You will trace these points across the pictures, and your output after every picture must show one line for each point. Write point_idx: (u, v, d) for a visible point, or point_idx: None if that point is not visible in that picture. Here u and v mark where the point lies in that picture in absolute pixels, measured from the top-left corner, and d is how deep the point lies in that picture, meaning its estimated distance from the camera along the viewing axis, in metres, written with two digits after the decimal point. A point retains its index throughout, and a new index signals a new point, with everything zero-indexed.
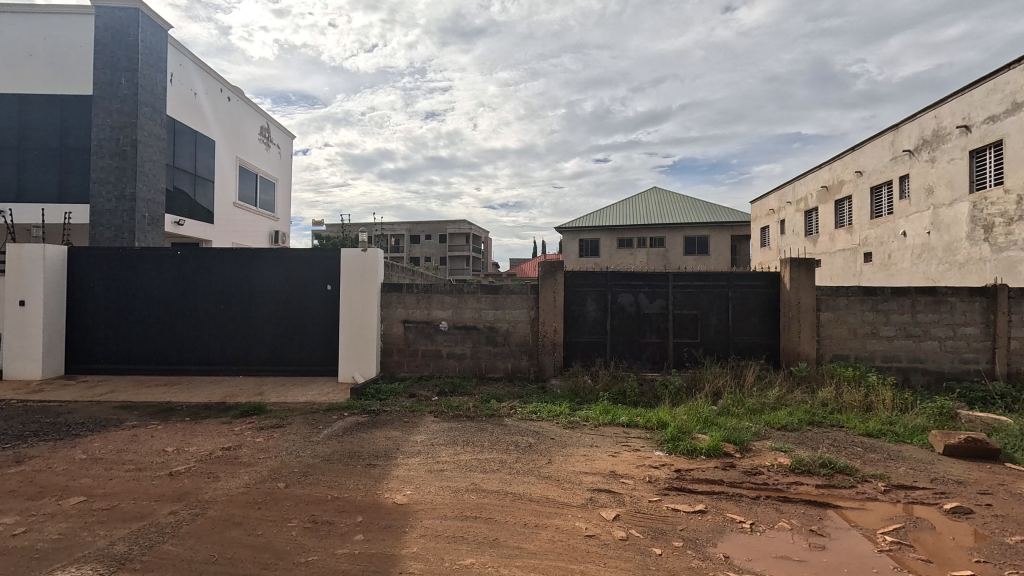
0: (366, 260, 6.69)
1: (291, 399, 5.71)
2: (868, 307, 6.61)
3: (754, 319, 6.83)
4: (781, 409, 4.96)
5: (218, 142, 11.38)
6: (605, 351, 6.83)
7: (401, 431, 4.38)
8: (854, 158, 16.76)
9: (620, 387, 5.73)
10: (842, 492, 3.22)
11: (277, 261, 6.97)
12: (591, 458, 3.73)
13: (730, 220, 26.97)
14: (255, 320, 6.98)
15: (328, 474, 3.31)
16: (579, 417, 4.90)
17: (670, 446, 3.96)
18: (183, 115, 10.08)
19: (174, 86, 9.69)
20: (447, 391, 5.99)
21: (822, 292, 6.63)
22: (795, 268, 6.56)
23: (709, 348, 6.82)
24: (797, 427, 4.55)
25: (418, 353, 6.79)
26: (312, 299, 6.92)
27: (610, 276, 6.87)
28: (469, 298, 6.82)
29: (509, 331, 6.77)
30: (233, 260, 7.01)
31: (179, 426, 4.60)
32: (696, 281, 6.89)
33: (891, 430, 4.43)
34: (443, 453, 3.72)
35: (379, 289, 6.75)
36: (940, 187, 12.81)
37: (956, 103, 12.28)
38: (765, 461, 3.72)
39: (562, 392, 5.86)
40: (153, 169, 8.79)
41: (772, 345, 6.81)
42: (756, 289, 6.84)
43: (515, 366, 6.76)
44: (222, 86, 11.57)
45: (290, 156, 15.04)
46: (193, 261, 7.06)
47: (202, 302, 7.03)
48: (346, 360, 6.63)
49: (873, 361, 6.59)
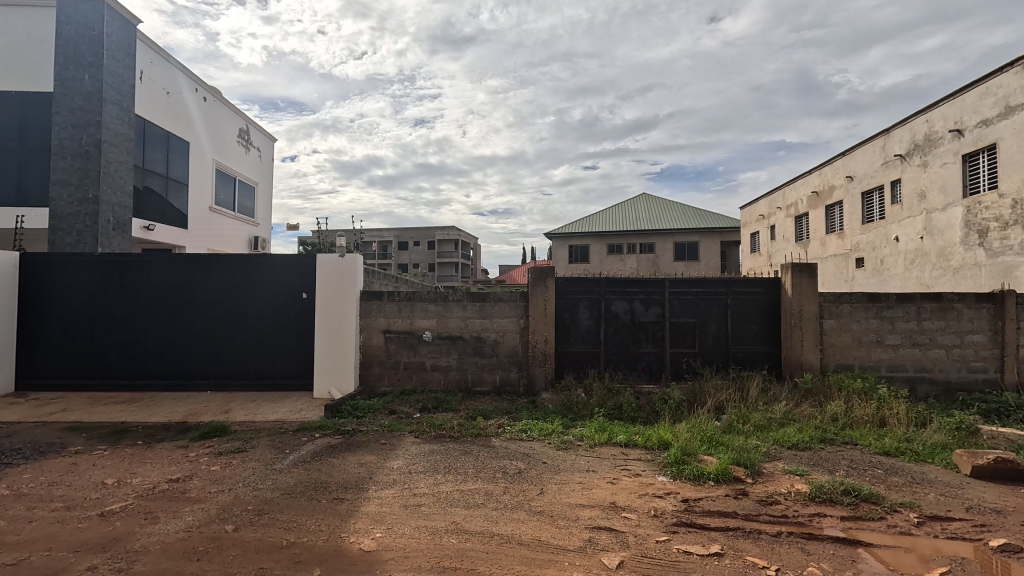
0: (343, 266, 6.26)
1: (259, 418, 5.25)
2: (872, 314, 6.31)
3: (755, 327, 6.51)
4: (789, 425, 4.60)
5: (193, 144, 10.88)
6: (599, 362, 6.45)
7: (378, 455, 3.93)
8: (844, 163, 16.66)
9: (616, 401, 5.35)
10: (871, 526, 2.85)
11: (248, 268, 6.52)
12: (588, 487, 3.32)
13: (719, 226, 26.93)
14: (225, 331, 6.51)
15: (288, 512, 2.86)
16: (573, 436, 4.51)
17: (674, 471, 3.58)
18: (154, 115, 9.56)
19: (144, 84, 9.18)
20: (431, 406, 5.57)
21: (825, 299, 6.33)
22: (796, 273, 6.25)
23: (707, 358, 6.48)
24: (809, 446, 4.19)
25: (399, 366, 6.35)
26: (285, 308, 6.47)
27: (604, 282, 6.51)
28: (454, 307, 6.41)
29: (498, 342, 6.36)
30: (201, 267, 6.55)
31: (128, 451, 4.12)
32: (694, 288, 6.55)
33: (909, 449, 4.11)
34: (421, 483, 3.29)
35: (358, 296, 6.32)
36: (932, 192, 12.69)
37: (948, 107, 12.18)
38: (780, 487, 3.35)
39: (554, 407, 5.46)
40: (119, 170, 8.30)
41: (775, 355, 6.48)
42: (756, 295, 6.53)
43: (504, 379, 6.35)
44: (198, 85, 11.05)
45: (270, 159, 14.53)
46: (158, 268, 6.58)
47: (167, 313, 6.54)
48: (322, 374, 6.18)
49: (879, 371, 6.28)
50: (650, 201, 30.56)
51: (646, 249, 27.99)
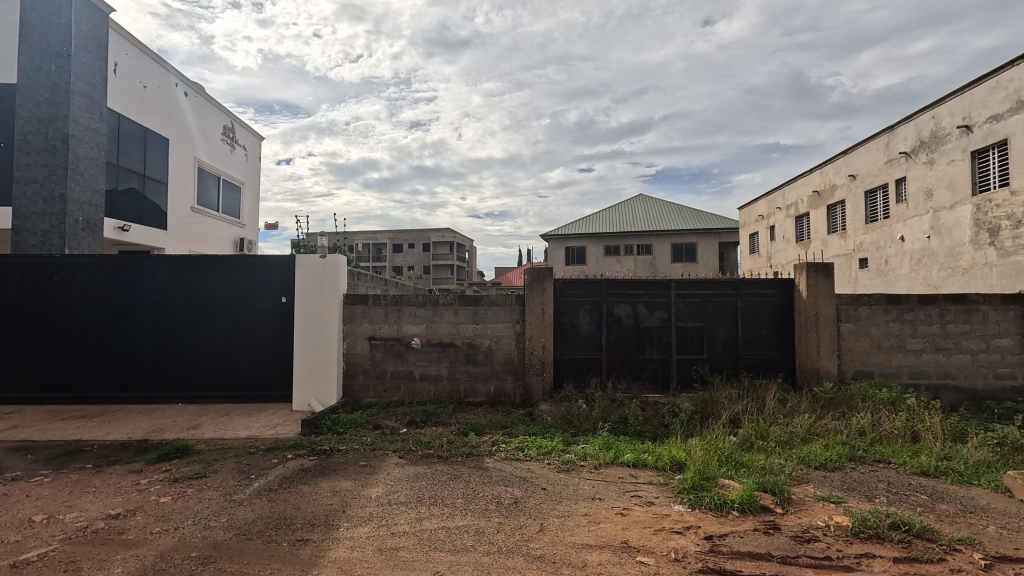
0: (324, 268, 5.79)
1: (229, 434, 4.78)
2: (892, 318, 5.91)
3: (766, 332, 6.09)
4: (814, 441, 4.17)
5: (173, 141, 10.41)
6: (601, 370, 6.01)
7: (355, 482, 3.46)
8: (846, 161, 16.31)
9: (621, 414, 4.92)
10: (932, 572, 2.40)
11: (222, 271, 6.05)
12: (595, 521, 2.87)
13: (718, 227, 26.62)
14: (197, 339, 6.03)
15: (238, 560, 2.39)
16: (575, 455, 4.07)
17: (692, 499, 3.14)
18: (130, 110, 9.06)
19: (118, 77, 8.68)
20: (419, 420, 5.11)
21: (841, 301, 5.92)
22: (811, 274, 5.84)
23: (716, 365, 6.05)
24: (839, 467, 3.76)
25: (386, 375, 5.89)
26: (262, 313, 6.00)
27: (606, 284, 6.08)
28: (445, 311, 5.95)
29: (492, 349, 5.91)
30: (172, 268, 6.07)
31: (73, 477, 3.63)
32: (701, 290, 6.12)
33: (950, 469, 3.69)
34: (402, 519, 2.82)
35: (341, 300, 5.86)
36: (939, 190, 12.34)
37: (955, 102, 11.83)
38: (816, 519, 2.91)
39: (553, 420, 5.02)
40: (90, 168, 7.81)
41: (788, 361, 6.06)
42: (767, 298, 6.12)
43: (499, 389, 5.89)
44: (178, 80, 10.55)
45: (257, 159, 14.03)
46: (126, 271, 6.09)
47: (136, 319, 6.06)
48: (302, 385, 5.70)
49: (900, 378, 5.86)
50: (647, 202, 30.22)
51: (643, 251, 27.63)
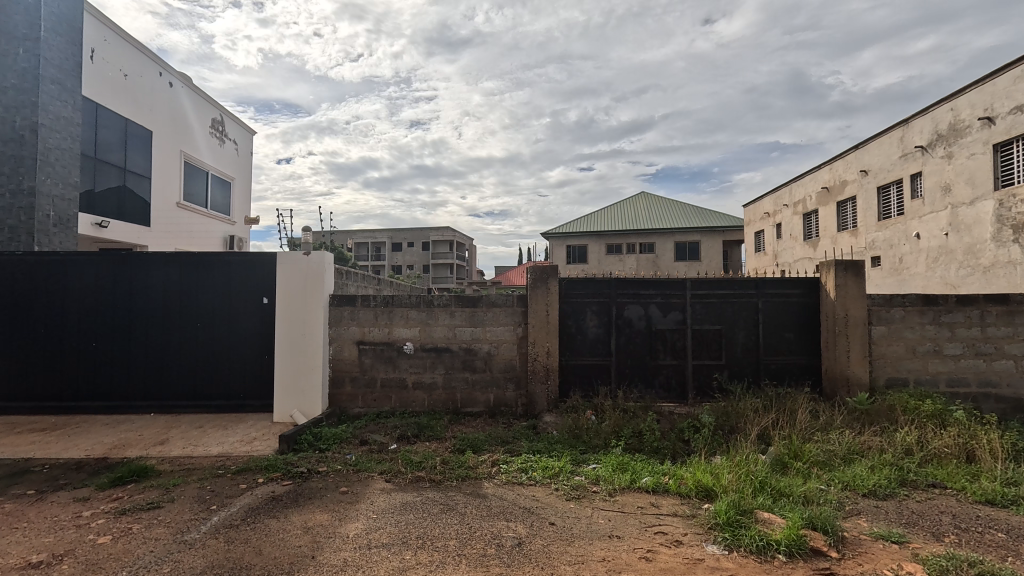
0: (308, 266, 5.30)
1: (199, 451, 4.29)
2: (928, 320, 5.41)
3: (790, 335, 5.60)
4: (856, 461, 3.68)
5: (156, 133, 9.92)
6: (610, 377, 5.52)
7: (331, 515, 2.97)
8: (857, 156, 15.78)
9: (634, 428, 4.44)
10: None
11: (197, 270, 5.56)
12: (616, 570, 2.38)
13: (722, 225, 26.13)
14: (171, 343, 5.54)
15: None
16: (586, 478, 3.59)
17: (728, 539, 2.64)
18: (109, 99, 8.56)
19: (95, 64, 8.18)
20: (412, 434, 4.62)
21: (873, 303, 5.41)
22: (840, 272, 5.34)
23: (736, 371, 5.56)
24: (891, 495, 3.27)
25: (376, 383, 5.40)
26: (241, 316, 5.51)
27: (615, 285, 5.58)
28: (440, 314, 5.46)
29: (491, 354, 5.42)
30: (144, 266, 5.59)
31: (6, 509, 3.12)
32: (719, 291, 5.62)
33: (1020, 496, 3.20)
34: (382, 570, 2.33)
35: (327, 301, 5.36)
36: (958, 185, 11.85)
37: (976, 93, 11.33)
38: (881, 568, 2.42)
39: (559, 434, 4.54)
40: (61, 159, 7.32)
41: (814, 367, 5.57)
42: (791, 298, 5.62)
43: (498, 398, 5.41)
44: (162, 69, 10.06)
45: (248, 154, 13.53)
46: (93, 271, 5.61)
47: (104, 321, 5.57)
48: (283, 394, 5.20)
49: (937, 386, 5.37)
50: (649, 200, 29.68)
51: (646, 250, 27.13)
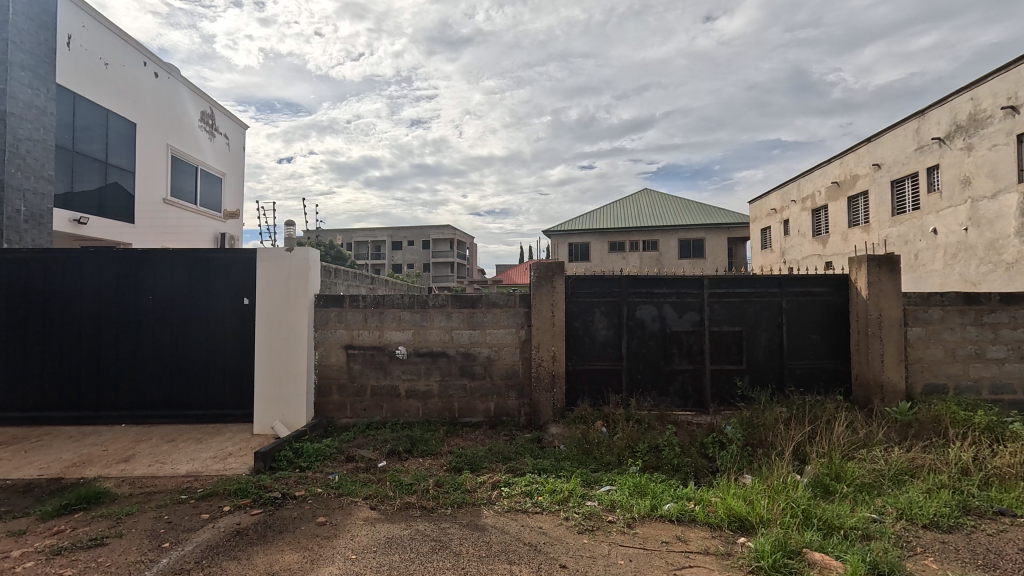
0: (290, 264, 4.83)
1: (166, 470, 3.84)
2: (969, 321, 4.94)
3: (816, 337, 5.13)
4: (909, 485, 3.23)
5: (141, 126, 9.48)
6: (621, 383, 5.07)
7: (302, 556, 2.51)
8: (869, 149, 15.27)
9: (650, 443, 3.99)
10: None
11: (170, 268, 5.11)
12: None
13: (727, 221, 25.62)
14: (144, 348, 5.10)
15: None
16: (600, 504, 3.14)
17: None
18: (88, 89, 8.13)
19: (72, 51, 7.74)
20: (404, 449, 4.18)
21: (908, 302, 4.94)
22: (873, 269, 4.86)
23: (758, 377, 5.11)
24: (956, 527, 2.81)
25: (366, 391, 4.95)
26: (221, 318, 5.06)
27: (626, 283, 5.12)
28: (435, 316, 5.00)
29: (491, 360, 4.97)
30: (117, 263, 5.14)
31: None
32: (740, 290, 5.16)
33: None
34: None
35: (312, 303, 4.90)
36: (979, 177, 11.36)
37: (998, 82, 10.83)
38: None
39: (566, 450, 4.09)
40: (33, 152, 6.90)
41: (843, 372, 5.11)
42: (817, 298, 5.15)
43: (500, 407, 4.96)
44: (146, 59, 9.61)
45: (240, 148, 13.08)
46: (59, 268, 5.16)
47: (72, 323, 5.13)
48: (264, 405, 4.75)
49: (980, 393, 4.91)
50: (652, 196, 29.12)
51: (649, 247, 26.63)
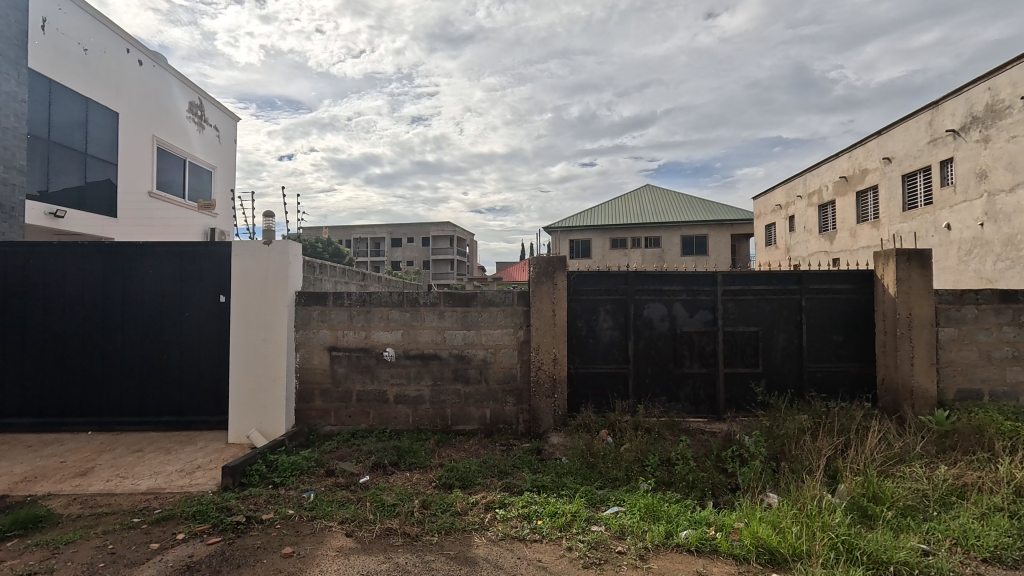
0: (267, 260, 4.44)
1: (126, 486, 3.47)
2: (1006, 321, 4.55)
3: (838, 338, 4.74)
4: (960, 509, 2.83)
5: (125, 117, 9.07)
6: (627, 388, 4.69)
7: None
8: (879, 143, 14.82)
9: (662, 456, 3.61)
10: None
11: (141, 262, 4.73)
12: None
13: (731, 218, 25.21)
14: (113, 349, 4.72)
15: None
16: (609, 531, 2.75)
17: None
18: (66, 76, 7.73)
19: (48, 36, 7.33)
20: (390, 461, 3.79)
21: (940, 300, 4.54)
22: (903, 264, 4.46)
23: (775, 380, 4.72)
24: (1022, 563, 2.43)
25: (351, 397, 4.57)
26: (195, 317, 4.68)
27: (633, 280, 4.72)
28: (426, 316, 4.61)
29: (487, 363, 4.58)
30: (81, 257, 4.76)
31: None
32: (757, 287, 4.76)
33: None
34: None
35: (292, 301, 4.51)
36: (996, 171, 10.93)
37: (1017, 70, 10.38)
38: None
39: (569, 463, 3.71)
40: None
41: (868, 376, 4.72)
42: (840, 296, 4.75)
43: (497, 414, 4.58)
44: (130, 46, 9.18)
45: (231, 141, 12.69)
46: (20, 262, 4.77)
47: (35, 322, 4.75)
48: (241, 412, 4.37)
49: (1016, 399, 4.53)
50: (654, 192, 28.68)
51: (651, 244, 26.21)
